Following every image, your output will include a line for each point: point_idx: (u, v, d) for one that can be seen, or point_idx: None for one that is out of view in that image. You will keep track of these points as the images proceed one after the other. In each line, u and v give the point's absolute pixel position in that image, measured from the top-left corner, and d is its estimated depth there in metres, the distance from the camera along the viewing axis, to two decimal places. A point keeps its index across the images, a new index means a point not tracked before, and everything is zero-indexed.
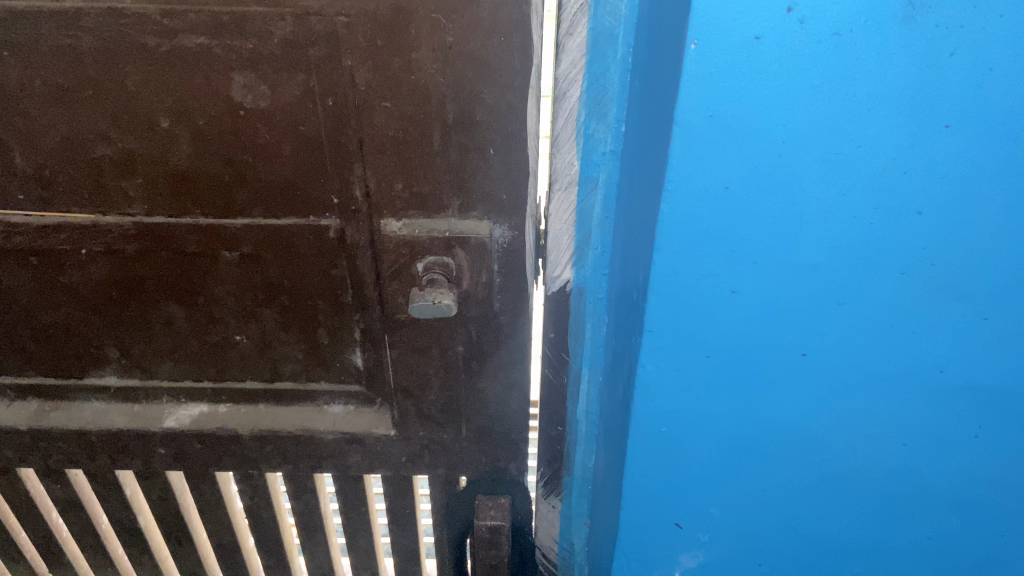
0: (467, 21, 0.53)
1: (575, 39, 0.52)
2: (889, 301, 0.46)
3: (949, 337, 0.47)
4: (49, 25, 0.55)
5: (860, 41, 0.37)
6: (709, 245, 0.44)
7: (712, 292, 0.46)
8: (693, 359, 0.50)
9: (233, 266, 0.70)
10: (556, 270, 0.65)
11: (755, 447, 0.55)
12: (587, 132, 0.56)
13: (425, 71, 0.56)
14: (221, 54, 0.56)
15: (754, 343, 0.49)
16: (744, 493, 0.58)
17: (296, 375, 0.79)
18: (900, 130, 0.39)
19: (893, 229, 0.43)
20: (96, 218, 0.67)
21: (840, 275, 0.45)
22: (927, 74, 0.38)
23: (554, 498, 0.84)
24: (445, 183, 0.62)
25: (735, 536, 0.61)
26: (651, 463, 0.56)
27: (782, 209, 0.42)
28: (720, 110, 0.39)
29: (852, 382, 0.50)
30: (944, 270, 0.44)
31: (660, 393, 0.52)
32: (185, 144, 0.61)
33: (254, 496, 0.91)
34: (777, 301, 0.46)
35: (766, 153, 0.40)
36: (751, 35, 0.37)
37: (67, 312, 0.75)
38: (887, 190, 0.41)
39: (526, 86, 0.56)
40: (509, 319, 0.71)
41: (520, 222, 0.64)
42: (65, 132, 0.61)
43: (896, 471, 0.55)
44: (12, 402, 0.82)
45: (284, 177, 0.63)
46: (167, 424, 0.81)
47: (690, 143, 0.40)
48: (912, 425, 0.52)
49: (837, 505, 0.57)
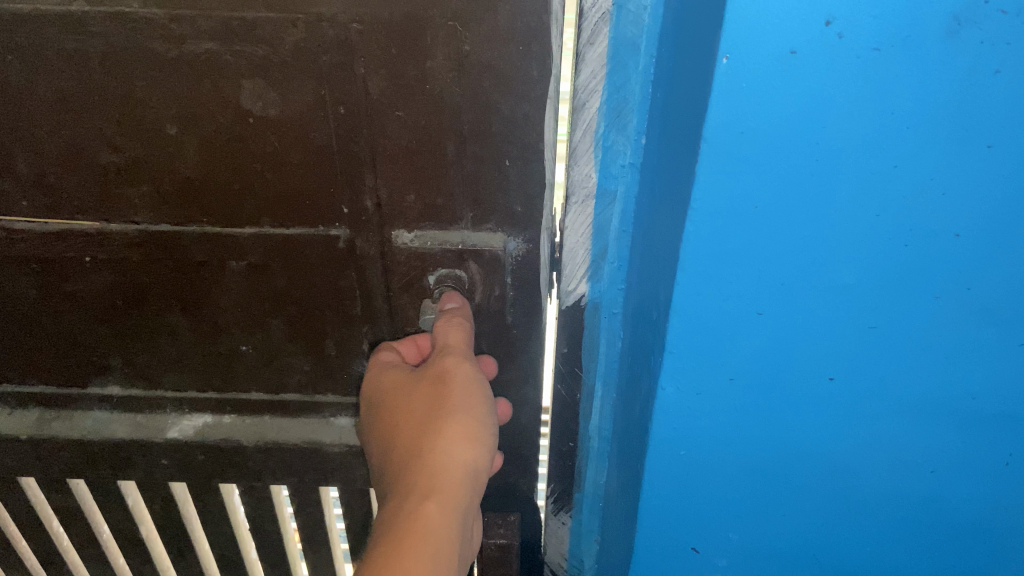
0: (485, 30, 0.52)
1: (595, 49, 0.50)
2: (921, 325, 0.44)
3: (983, 362, 0.45)
4: (55, 28, 0.53)
5: (901, 57, 0.35)
6: (735, 265, 0.43)
7: (737, 314, 0.45)
8: (715, 382, 0.48)
9: (240, 275, 0.69)
10: (570, 285, 0.63)
11: (777, 472, 0.53)
12: (606, 144, 0.55)
13: (440, 80, 0.54)
14: (231, 60, 0.54)
15: (780, 366, 0.47)
16: (764, 517, 0.56)
17: (303, 387, 0.78)
18: (939, 150, 0.38)
19: (929, 251, 0.41)
20: (101, 226, 0.66)
21: (871, 297, 0.43)
22: (970, 92, 0.36)
23: (564, 514, 0.82)
24: (459, 195, 0.61)
25: (754, 562, 0.59)
26: (668, 485, 0.55)
27: (812, 230, 0.41)
28: (751, 127, 0.37)
29: (879, 408, 0.48)
30: (980, 293, 0.43)
31: (679, 416, 0.50)
32: (192, 151, 0.60)
33: (258, 508, 0.89)
34: (804, 324, 0.45)
35: (798, 172, 0.39)
36: (786, 48, 0.35)
37: (70, 320, 0.73)
38: (923, 211, 0.40)
39: (544, 96, 0.54)
40: (522, 333, 0.69)
41: (535, 235, 0.62)
42: (70, 139, 0.59)
43: (924, 499, 0.53)
44: (13, 411, 0.81)
45: (294, 187, 0.61)
46: (170, 435, 0.80)
47: (719, 160, 0.39)
48: (940, 452, 0.50)
49: (860, 531, 0.55)
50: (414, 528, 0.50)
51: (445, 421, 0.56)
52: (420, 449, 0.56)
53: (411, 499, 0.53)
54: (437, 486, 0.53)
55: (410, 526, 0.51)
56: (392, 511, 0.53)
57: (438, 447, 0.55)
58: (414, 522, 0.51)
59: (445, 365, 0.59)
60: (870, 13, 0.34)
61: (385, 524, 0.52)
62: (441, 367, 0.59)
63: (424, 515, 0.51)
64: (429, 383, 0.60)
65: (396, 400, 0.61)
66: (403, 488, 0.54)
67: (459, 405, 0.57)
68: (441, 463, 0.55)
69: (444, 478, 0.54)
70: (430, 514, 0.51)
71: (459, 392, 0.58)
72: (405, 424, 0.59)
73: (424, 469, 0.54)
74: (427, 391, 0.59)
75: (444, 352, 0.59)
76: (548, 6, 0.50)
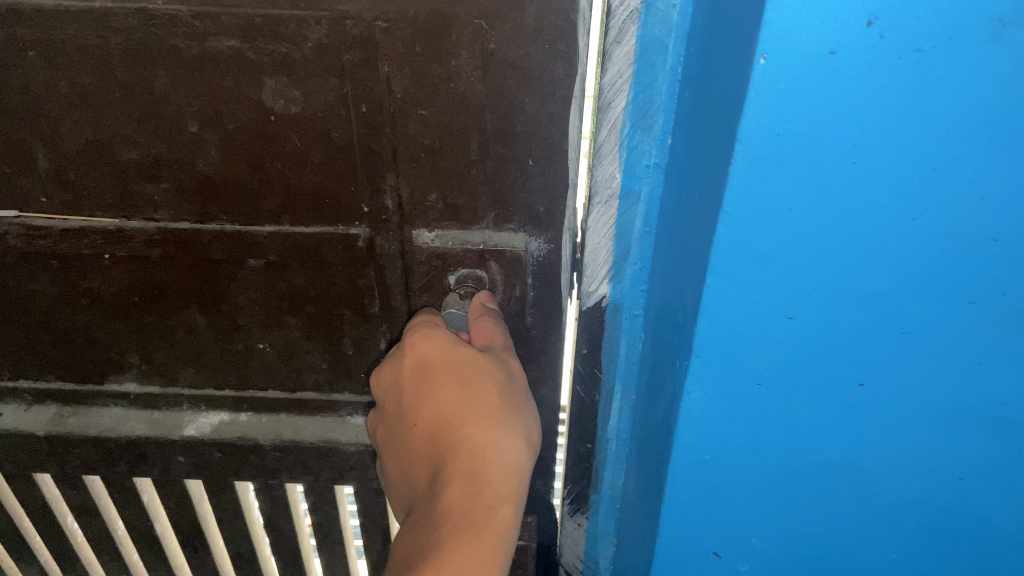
0: (511, 28, 0.51)
1: (623, 48, 0.50)
2: (954, 331, 0.43)
3: (1016, 370, 0.45)
4: (78, 25, 0.53)
5: (943, 59, 0.34)
6: (766, 269, 0.42)
7: (767, 318, 0.44)
8: (742, 386, 0.48)
9: (259, 274, 0.68)
10: (591, 286, 0.63)
11: (802, 478, 0.52)
12: (632, 144, 0.54)
13: (464, 79, 0.54)
14: (253, 57, 0.54)
15: (808, 371, 0.46)
16: (789, 523, 0.55)
17: (319, 385, 0.78)
18: (981, 153, 0.37)
19: (966, 257, 0.40)
20: (120, 223, 0.65)
21: (905, 303, 0.43)
22: (1012, 95, 0.35)
23: (580, 516, 0.81)
24: (481, 194, 0.60)
25: (775, 569, 0.58)
26: (691, 490, 0.54)
27: (847, 234, 0.40)
28: (787, 129, 0.37)
29: (910, 415, 0.48)
30: (1015, 299, 0.42)
31: (704, 419, 0.50)
32: (213, 149, 0.60)
33: (273, 506, 0.89)
34: (835, 330, 0.44)
35: (834, 174, 0.38)
36: (825, 49, 0.35)
37: (88, 317, 0.73)
38: (961, 215, 0.39)
39: (569, 95, 0.54)
40: (542, 334, 0.68)
41: (556, 235, 0.62)
42: (90, 135, 0.59)
43: (952, 507, 0.52)
44: (30, 407, 0.81)
45: (314, 185, 0.61)
46: (186, 432, 0.79)
47: (754, 163, 0.38)
48: (970, 459, 0.49)
49: (884, 539, 0.55)
50: (493, 526, 0.50)
51: (513, 425, 0.56)
52: (487, 440, 0.54)
53: (483, 492, 0.51)
54: (504, 484, 0.52)
55: (487, 521, 0.50)
56: (457, 499, 0.51)
57: (507, 445, 0.54)
58: (493, 521, 0.50)
59: (513, 368, 0.59)
60: (913, 14, 0.33)
61: (451, 512, 0.50)
62: (509, 371, 0.59)
63: (501, 516, 0.50)
64: (496, 373, 0.58)
65: (450, 371, 0.58)
66: (466, 470, 0.52)
67: (522, 413, 0.57)
68: (508, 462, 0.54)
69: (510, 477, 0.53)
70: (505, 516, 0.51)
71: (521, 401, 0.58)
72: (456, 403, 0.57)
73: (492, 462, 0.53)
74: (490, 378, 0.57)
75: (513, 359, 0.60)
76: (575, 4, 0.50)
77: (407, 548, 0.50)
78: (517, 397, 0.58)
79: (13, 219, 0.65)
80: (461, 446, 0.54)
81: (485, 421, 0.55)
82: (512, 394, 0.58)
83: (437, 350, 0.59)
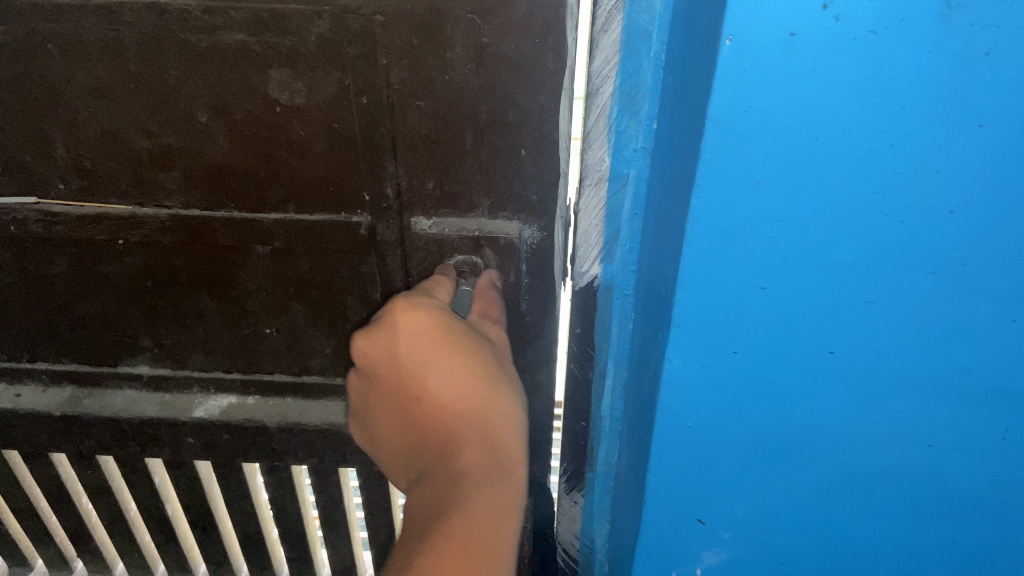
0: (502, 22, 0.53)
1: (609, 36, 0.51)
2: (918, 300, 0.45)
3: (978, 340, 0.47)
4: (94, 19, 0.57)
5: (895, 41, 0.37)
6: (739, 241, 0.44)
7: (741, 288, 0.46)
8: (720, 354, 0.50)
9: (266, 260, 0.72)
10: (584, 266, 0.63)
11: (778, 446, 0.54)
12: (619, 128, 0.55)
13: (459, 71, 0.56)
14: (260, 50, 0.58)
15: (780, 341, 0.48)
16: (769, 492, 0.57)
17: (324, 369, 0.80)
18: (935, 128, 0.39)
19: (924, 229, 0.42)
20: (133, 210, 0.69)
21: (870, 274, 0.45)
22: (962, 73, 0.37)
23: (576, 493, 0.82)
24: (477, 183, 0.62)
25: (758, 536, 0.60)
26: (674, 456, 0.56)
27: (814, 205, 0.42)
28: (755, 106, 0.39)
29: (879, 382, 0.50)
30: (975, 269, 0.44)
31: (686, 387, 0.52)
32: (222, 138, 0.64)
33: (279, 489, 0.91)
34: (804, 299, 0.46)
35: (798, 148, 0.40)
36: (786, 31, 0.37)
37: (104, 300, 0.77)
38: (920, 188, 0.41)
39: (559, 87, 0.56)
40: (536, 320, 0.70)
41: (550, 223, 0.63)
42: (106, 125, 0.64)
43: (923, 473, 0.54)
44: (45, 389, 0.84)
45: (319, 173, 0.65)
46: (196, 414, 0.82)
47: (726, 139, 0.40)
48: (939, 426, 0.51)
49: (860, 508, 0.57)
50: (510, 484, 0.51)
51: (511, 391, 0.56)
52: (495, 410, 0.55)
53: (497, 456, 0.52)
54: (513, 448, 0.54)
55: (504, 479, 0.51)
56: (475, 467, 0.51)
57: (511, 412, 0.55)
58: (509, 480, 0.51)
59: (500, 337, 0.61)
60: None
61: (470, 472, 0.51)
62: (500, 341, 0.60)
63: (515, 475, 0.52)
64: (488, 346, 0.58)
65: (449, 342, 0.56)
66: (478, 437, 0.53)
67: (514, 380, 0.58)
68: (514, 428, 0.55)
69: (517, 442, 0.54)
70: (518, 474, 0.52)
71: (511, 367, 0.59)
72: (458, 372, 0.55)
73: (501, 429, 0.54)
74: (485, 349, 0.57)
75: (499, 330, 0.61)
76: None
77: (423, 508, 0.50)
78: (506, 363, 0.59)
79: (32, 206, 0.69)
80: (470, 417, 0.54)
81: (489, 392, 0.55)
82: (503, 362, 0.59)
83: (428, 323, 0.56)
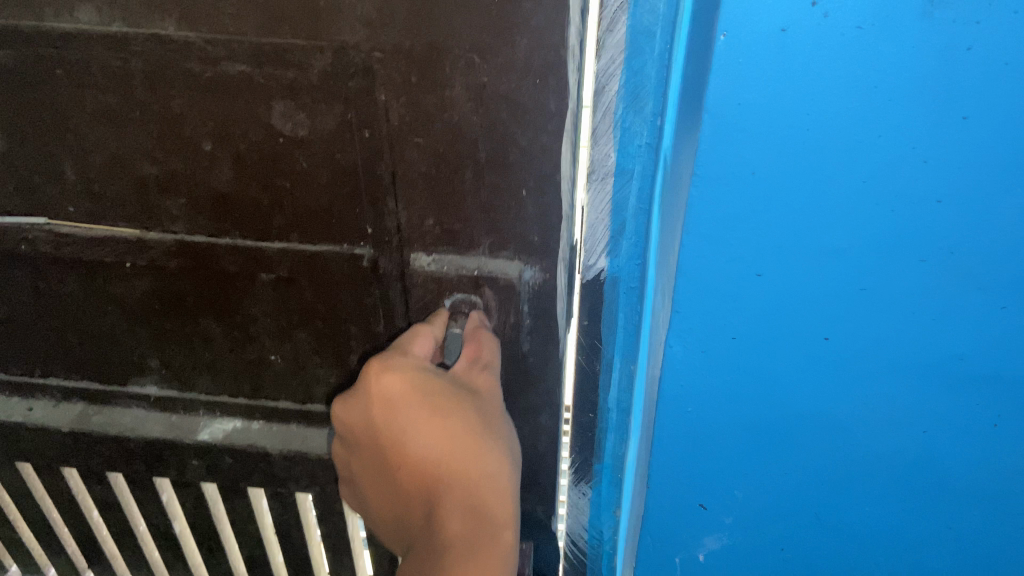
0: (501, 62, 0.52)
1: (614, 36, 0.51)
2: (913, 286, 0.46)
3: (970, 329, 0.47)
4: (100, 47, 0.58)
5: (880, 39, 0.38)
6: (735, 230, 0.45)
7: (738, 275, 0.47)
8: (719, 341, 0.51)
9: (270, 288, 0.71)
10: (590, 259, 0.63)
11: (778, 433, 0.55)
12: (625, 125, 0.55)
13: (458, 110, 0.54)
14: (263, 82, 0.58)
15: (778, 328, 0.50)
16: (768, 477, 0.59)
17: (328, 399, 0.79)
18: (923, 120, 0.40)
19: (914, 216, 0.43)
20: (141, 234, 0.69)
21: (862, 262, 0.45)
22: (946, 67, 0.38)
23: (584, 486, 0.81)
24: (478, 221, 0.60)
25: (757, 524, 0.62)
26: (675, 446, 0.59)
27: (807, 193, 0.43)
28: (748, 101, 0.40)
29: (875, 369, 0.50)
30: (965, 260, 0.44)
31: (686, 371, 0.54)
32: (226, 167, 0.64)
33: (284, 513, 0.90)
34: (798, 286, 0.47)
35: (790, 138, 0.41)
36: (777, 27, 0.38)
37: (113, 320, 0.77)
38: (906, 180, 0.42)
39: (561, 128, 0.54)
40: (538, 361, 0.67)
41: (552, 265, 0.61)
42: (114, 151, 0.64)
43: (918, 460, 0.54)
44: (58, 404, 0.85)
45: (321, 205, 0.64)
46: (201, 437, 0.82)
47: (721, 132, 0.41)
48: (933, 415, 0.51)
49: (857, 498, 0.58)
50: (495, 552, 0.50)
51: (498, 442, 0.55)
52: (481, 468, 0.53)
53: (482, 522, 0.52)
54: (501, 507, 0.53)
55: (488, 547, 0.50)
56: (457, 540, 0.51)
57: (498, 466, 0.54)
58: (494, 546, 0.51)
59: (489, 379, 0.58)
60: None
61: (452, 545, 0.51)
62: (489, 384, 0.58)
63: (503, 540, 0.51)
64: (471, 396, 0.56)
65: (423, 403, 0.55)
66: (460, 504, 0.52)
67: (503, 427, 0.56)
68: (503, 482, 0.53)
69: (507, 500, 0.53)
70: (507, 537, 0.52)
71: (500, 412, 0.57)
72: (435, 434, 0.54)
73: (488, 490, 0.53)
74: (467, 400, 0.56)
75: (486, 372, 0.59)
76: (565, 40, 0.50)
77: None
78: (495, 409, 0.57)
79: (43, 226, 0.70)
80: (454, 481, 0.53)
81: (472, 450, 0.54)
82: (490, 408, 0.57)
83: (400, 386, 0.55)
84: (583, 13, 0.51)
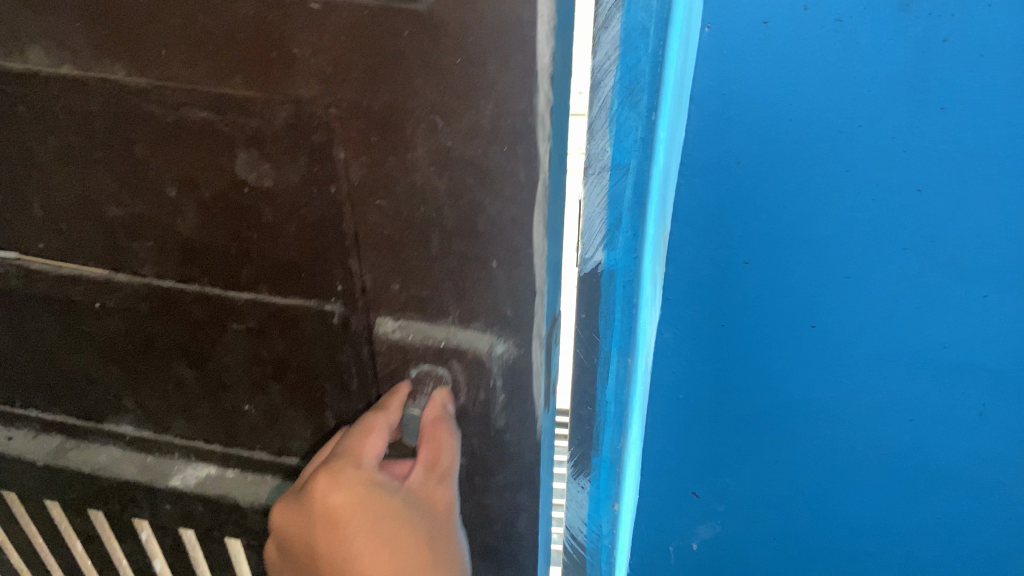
0: (465, 127, 0.47)
1: (610, 33, 0.54)
2: (888, 273, 0.54)
3: (955, 317, 0.54)
4: (59, 87, 0.55)
5: (859, 28, 0.44)
6: (723, 217, 0.54)
7: (726, 261, 0.56)
8: (710, 327, 0.61)
9: (241, 337, 0.68)
10: (587, 252, 0.66)
11: (777, 412, 0.64)
12: (620, 120, 0.58)
13: (421, 173, 0.50)
14: (223, 131, 0.54)
15: (766, 317, 0.59)
16: (761, 465, 0.69)
17: (305, 454, 0.75)
18: (901, 111, 0.47)
19: (896, 202, 0.50)
20: (109, 275, 0.66)
21: (842, 248, 0.53)
22: (923, 56, 0.45)
23: (583, 479, 0.85)
24: (446, 290, 0.55)
25: (748, 511, 0.73)
26: (665, 429, 0.69)
27: (793, 187, 0.51)
28: (733, 91, 0.48)
29: (863, 356, 0.58)
30: (941, 249, 0.51)
31: (674, 359, 0.64)
32: (191, 213, 0.60)
33: (261, 564, 0.86)
34: (784, 275, 0.56)
35: (777, 121, 0.49)
36: (760, 20, 0.45)
37: (87, 358, 0.74)
38: (889, 173, 0.49)
39: (532, 199, 0.49)
40: (515, 438, 0.62)
41: (526, 339, 0.56)
42: (80, 191, 0.61)
43: (905, 446, 0.63)
44: (36, 436, 0.83)
45: (288, 257, 0.60)
46: (172, 482, 0.79)
47: (711, 118, 0.50)
48: (920, 399, 0.59)
49: (852, 487, 0.68)
50: None
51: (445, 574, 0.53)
52: None
53: None
54: None
55: None
56: None
57: None
58: None
59: (441, 497, 0.57)
60: None
61: None
62: (442, 503, 0.57)
63: None
64: (423, 519, 0.55)
65: (374, 521, 0.53)
66: None
67: (450, 555, 0.55)
68: None
69: None
70: None
71: (449, 538, 0.56)
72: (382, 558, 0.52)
73: None
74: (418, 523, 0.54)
75: (440, 490, 0.57)
76: (533, 108, 0.45)
77: None
78: (444, 534, 0.56)
79: (14, 261, 0.68)
80: None
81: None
82: (441, 533, 0.56)
83: (353, 500, 0.53)
84: (559, 77, 0.45)
